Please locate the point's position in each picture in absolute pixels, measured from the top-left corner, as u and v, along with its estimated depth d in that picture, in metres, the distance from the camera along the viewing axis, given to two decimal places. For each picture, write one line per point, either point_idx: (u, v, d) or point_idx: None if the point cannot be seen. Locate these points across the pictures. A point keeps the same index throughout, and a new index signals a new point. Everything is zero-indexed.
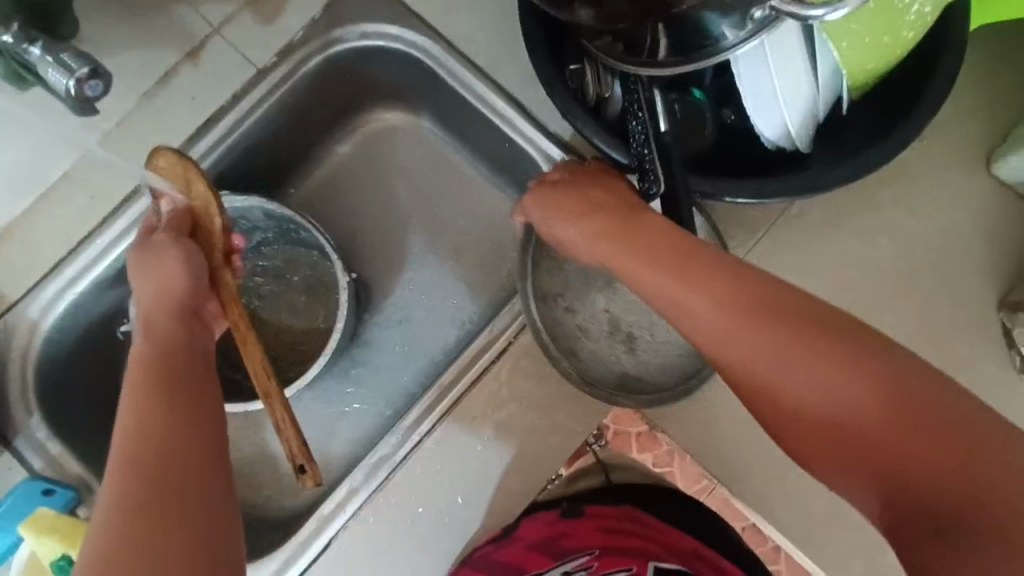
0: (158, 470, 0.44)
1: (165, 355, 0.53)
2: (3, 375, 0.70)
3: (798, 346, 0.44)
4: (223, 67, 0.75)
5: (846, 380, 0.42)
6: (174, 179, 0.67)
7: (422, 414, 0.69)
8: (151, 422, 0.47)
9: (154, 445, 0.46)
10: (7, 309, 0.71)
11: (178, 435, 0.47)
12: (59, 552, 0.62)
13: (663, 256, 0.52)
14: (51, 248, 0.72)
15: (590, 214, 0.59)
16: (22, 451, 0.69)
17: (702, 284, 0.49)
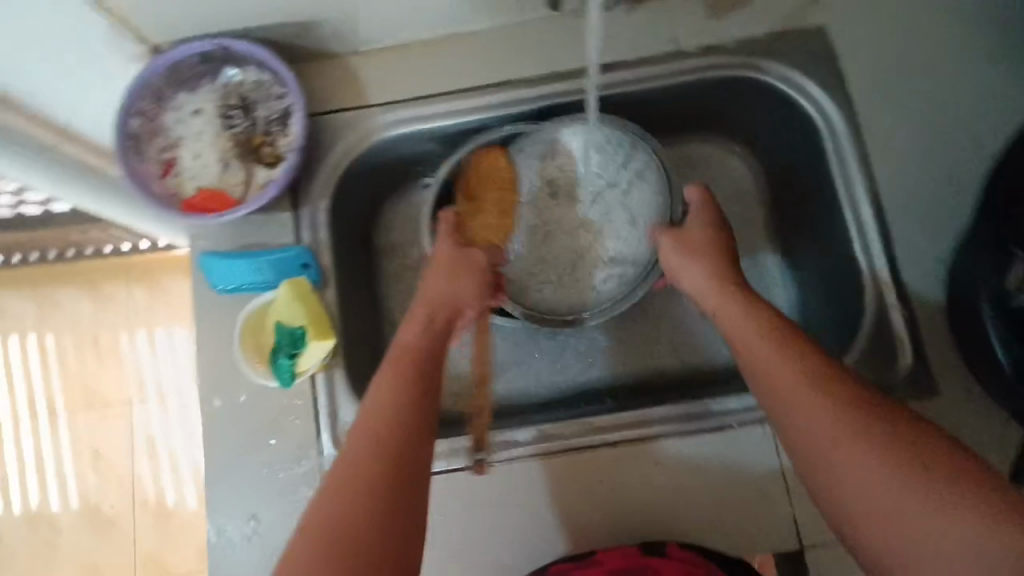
0: (385, 467, 0.53)
1: (411, 346, 0.63)
2: (324, 154, 0.77)
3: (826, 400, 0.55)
4: (651, 29, 0.77)
5: (862, 430, 0.52)
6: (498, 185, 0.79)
7: (591, 430, 0.72)
8: (393, 404, 0.57)
9: (384, 428, 0.56)
10: (360, 107, 0.78)
11: (409, 420, 0.57)
12: (298, 320, 0.71)
13: (780, 353, 0.59)
14: (423, 83, 0.78)
15: (719, 274, 0.70)
16: (300, 220, 0.76)
17: (794, 364, 0.58)
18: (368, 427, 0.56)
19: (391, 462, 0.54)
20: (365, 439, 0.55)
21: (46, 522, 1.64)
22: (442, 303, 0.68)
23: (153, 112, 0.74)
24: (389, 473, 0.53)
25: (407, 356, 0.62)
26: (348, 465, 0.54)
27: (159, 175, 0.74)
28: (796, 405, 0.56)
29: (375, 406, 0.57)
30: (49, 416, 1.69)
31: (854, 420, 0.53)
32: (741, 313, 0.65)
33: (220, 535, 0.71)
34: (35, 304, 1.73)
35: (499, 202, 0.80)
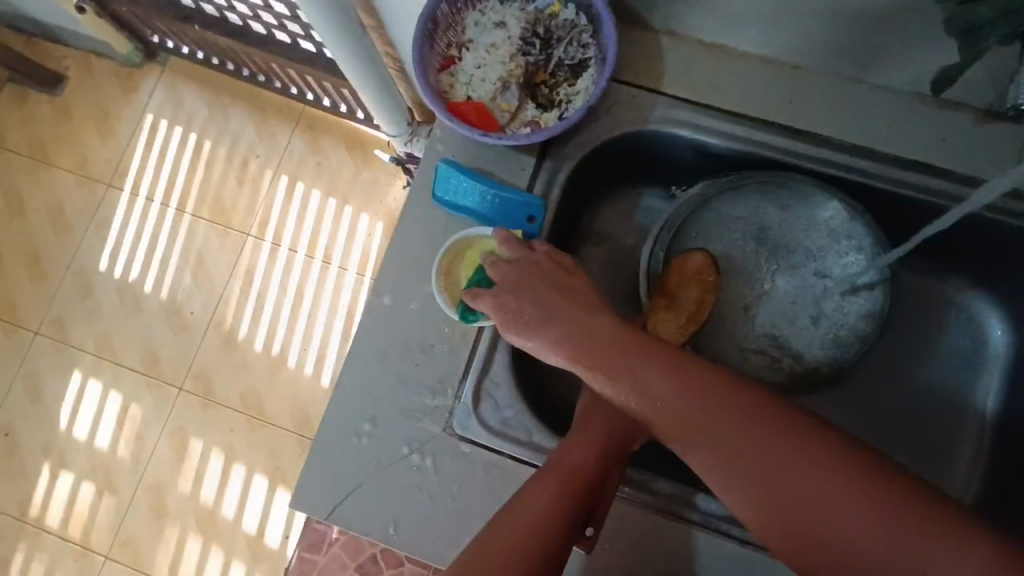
0: (514, 546, 0.57)
1: (576, 461, 0.62)
2: (596, 118, 0.73)
3: (835, 495, 0.52)
4: (991, 151, 0.68)
5: (870, 517, 0.51)
6: (691, 280, 0.71)
7: (711, 508, 0.65)
8: (555, 516, 0.59)
9: (545, 527, 0.59)
10: (652, 89, 0.73)
11: (570, 524, 0.59)
12: None
13: (703, 394, 0.57)
14: (724, 94, 0.73)
15: (625, 341, 0.62)
16: (541, 171, 0.73)
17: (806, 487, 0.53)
18: (523, 529, 0.58)
19: (552, 558, 0.58)
20: (520, 540, 0.58)
21: (133, 298, 1.74)
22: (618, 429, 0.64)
23: (461, 6, 0.72)
24: (549, 564, 0.58)
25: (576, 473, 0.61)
26: (503, 554, 0.57)
27: (437, 69, 0.73)
28: (817, 520, 0.52)
29: (532, 513, 0.59)
30: (176, 210, 1.78)
31: (798, 467, 0.53)
32: (756, 439, 0.55)
33: (334, 422, 0.70)
34: (209, 108, 1.81)
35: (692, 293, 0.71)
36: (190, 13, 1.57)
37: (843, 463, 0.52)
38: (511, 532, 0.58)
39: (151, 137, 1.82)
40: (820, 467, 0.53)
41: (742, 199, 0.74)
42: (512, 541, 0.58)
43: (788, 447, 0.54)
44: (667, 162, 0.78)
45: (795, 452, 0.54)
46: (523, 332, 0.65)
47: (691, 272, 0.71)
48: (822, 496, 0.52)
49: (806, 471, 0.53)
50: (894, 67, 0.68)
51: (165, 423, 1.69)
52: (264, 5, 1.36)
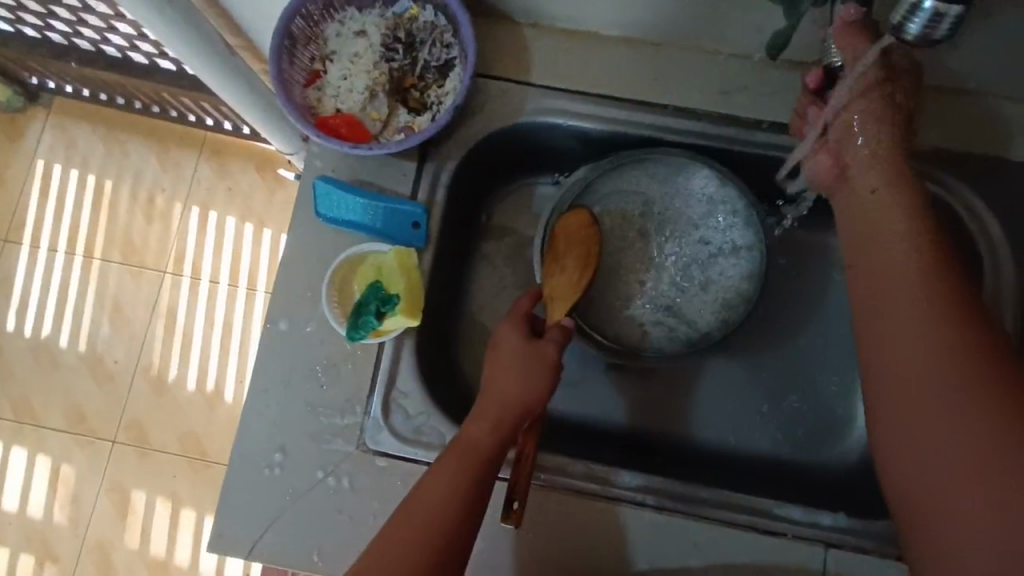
0: (424, 516, 0.58)
1: (473, 442, 0.61)
2: (470, 116, 0.74)
3: (926, 345, 0.51)
4: None
5: (921, 393, 0.49)
6: (573, 239, 0.70)
7: (622, 482, 0.68)
8: (457, 488, 0.59)
9: (451, 499, 0.59)
10: (521, 82, 0.74)
11: (474, 496, 0.60)
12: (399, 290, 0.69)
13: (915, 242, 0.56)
14: (591, 79, 0.74)
15: None
16: (423, 174, 0.73)
17: (928, 303, 0.52)
18: (430, 505, 0.59)
19: (462, 527, 0.59)
20: (423, 512, 0.58)
21: (49, 355, 1.65)
22: (517, 399, 0.64)
23: (317, 18, 0.71)
24: (461, 533, 0.58)
25: (473, 452, 0.61)
26: (404, 530, 0.58)
27: (302, 84, 0.71)
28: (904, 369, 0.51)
29: (434, 488, 0.59)
30: (82, 257, 1.69)
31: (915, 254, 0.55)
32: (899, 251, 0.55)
33: (243, 458, 0.68)
34: (104, 146, 1.73)
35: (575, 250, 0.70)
36: (64, 50, 1.49)
37: (948, 318, 0.51)
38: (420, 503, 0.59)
39: (44, 184, 1.72)
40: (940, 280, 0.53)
41: (622, 179, 0.76)
42: (418, 512, 0.58)
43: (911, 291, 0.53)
44: (550, 151, 0.79)
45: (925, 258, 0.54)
46: None
47: (570, 232, 0.70)
48: (951, 335, 0.50)
49: (938, 300, 0.52)
50: (743, 36, 0.71)
51: (102, 480, 1.61)
52: (138, 35, 1.30)
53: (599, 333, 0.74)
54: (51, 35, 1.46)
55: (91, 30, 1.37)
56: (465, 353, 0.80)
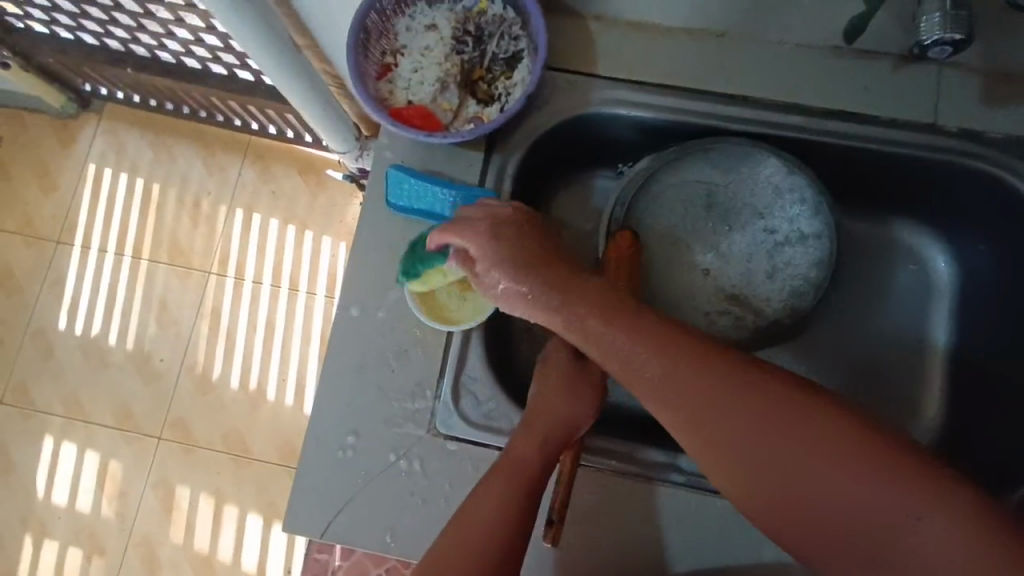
0: (471, 541, 0.57)
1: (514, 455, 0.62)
2: (537, 107, 0.75)
3: (756, 431, 0.54)
4: (912, 94, 0.72)
5: (822, 468, 0.52)
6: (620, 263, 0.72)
7: (691, 469, 0.68)
8: (505, 506, 0.59)
9: (506, 514, 0.59)
10: (587, 73, 0.75)
11: (522, 514, 0.60)
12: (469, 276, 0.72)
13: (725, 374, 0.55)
14: (655, 70, 0.75)
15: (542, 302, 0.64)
16: (491, 164, 0.74)
17: (748, 409, 0.54)
18: (482, 519, 0.58)
19: (512, 544, 0.59)
20: (470, 532, 0.58)
21: (98, 353, 1.70)
22: (564, 420, 0.64)
23: (390, 13, 0.72)
24: (509, 552, 0.58)
25: (516, 466, 0.61)
26: (456, 542, 0.58)
27: (375, 77, 0.73)
28: (724, 446, 0.55)
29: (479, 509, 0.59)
30: (132, 258, 1.74)
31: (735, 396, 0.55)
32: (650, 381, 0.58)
33: (316, 441, 0.69)
34: (154, 150, 1.78)
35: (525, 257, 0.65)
36: (120, 56, 1.54)
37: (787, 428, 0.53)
38: (465, 525, 0.58)
39: (96, 187, 1.78)
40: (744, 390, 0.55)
41: (687, 169, 0.76)
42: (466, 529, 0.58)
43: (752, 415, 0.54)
44: (612, 143, 0.80)
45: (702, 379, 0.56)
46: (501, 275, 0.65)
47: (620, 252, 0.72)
48: (793, 420, 0.53)
49: (753, 405, 0.54)
50: (811, 25, 0.71)
51: (147, 475, 1.64)
52: (195, 39, 1.35)
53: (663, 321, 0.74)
54: (108, 42, 1.51)
55: (149, 36, 1.42)
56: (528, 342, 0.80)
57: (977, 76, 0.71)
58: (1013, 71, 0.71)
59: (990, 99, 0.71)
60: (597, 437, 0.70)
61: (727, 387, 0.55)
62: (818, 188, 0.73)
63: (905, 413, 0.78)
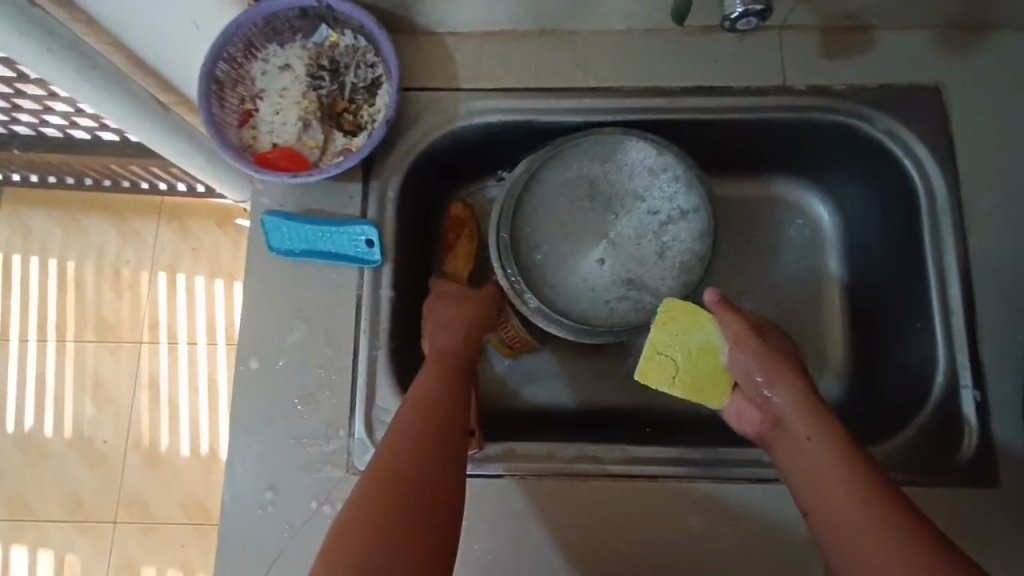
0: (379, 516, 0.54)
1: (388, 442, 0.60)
2: (407, 129, 0.75)
3: (871, 539, 0.51)
4: (761, 60, 0.74)
5: None
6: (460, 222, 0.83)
7: (610, 457, 0.68)
8: (406, 462, 0.58)
9: (406, 475, 0.57)
10: (450, 88, 0.76)
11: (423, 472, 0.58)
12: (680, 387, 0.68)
13: (872, 508, 0.52)
14: (517, 75, 0.76)
15: (805, 403, 0.61)
16: (370, 192, 0.74)
17: (869, 521, 0.52)
18: (386, 465, 0.58)
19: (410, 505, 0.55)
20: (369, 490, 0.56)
21: (35, 447, 1.62)
22: (456, 327, 0.72)
23: (240, 59, 0.72)
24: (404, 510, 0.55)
25: (377, 469, 0.58)
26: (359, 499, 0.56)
27: (236, 125, 0.72)
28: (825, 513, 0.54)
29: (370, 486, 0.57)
30: (56, 342, 1.67)
31: (873, 523, 0.51)
32: (823, 455, 0.57)
33: (235, 502, 0.67)
34: (61, 228, 1.71)
35: (761, 359, 0.64)
36: (4, 139, 1.48)
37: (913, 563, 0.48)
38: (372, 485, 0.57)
39: (6, 276, 1.70)
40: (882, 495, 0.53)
41: (565, 165, 0.77)
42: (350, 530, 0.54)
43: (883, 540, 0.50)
44: (491, 151, 0.81)
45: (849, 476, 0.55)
46: (761, 372, 0.64)
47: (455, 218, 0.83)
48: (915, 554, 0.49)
49: (882, 521, 0.51)
50: (655, 9, 0.73)
51: (109, 563, 1.58)
52: (76, 110, 1.30)
53: (563, 316, 0.75)
54: None
55: (28, 115, 1.36)
56: None
57: (817, 34, 0.75)
58: (848, 25, 0.74)
59: (832, 54, 0.74)
60: (515, 444, 0.69)
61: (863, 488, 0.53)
62: (688, 161, 0.75)
63: (813, 363, 0.81)
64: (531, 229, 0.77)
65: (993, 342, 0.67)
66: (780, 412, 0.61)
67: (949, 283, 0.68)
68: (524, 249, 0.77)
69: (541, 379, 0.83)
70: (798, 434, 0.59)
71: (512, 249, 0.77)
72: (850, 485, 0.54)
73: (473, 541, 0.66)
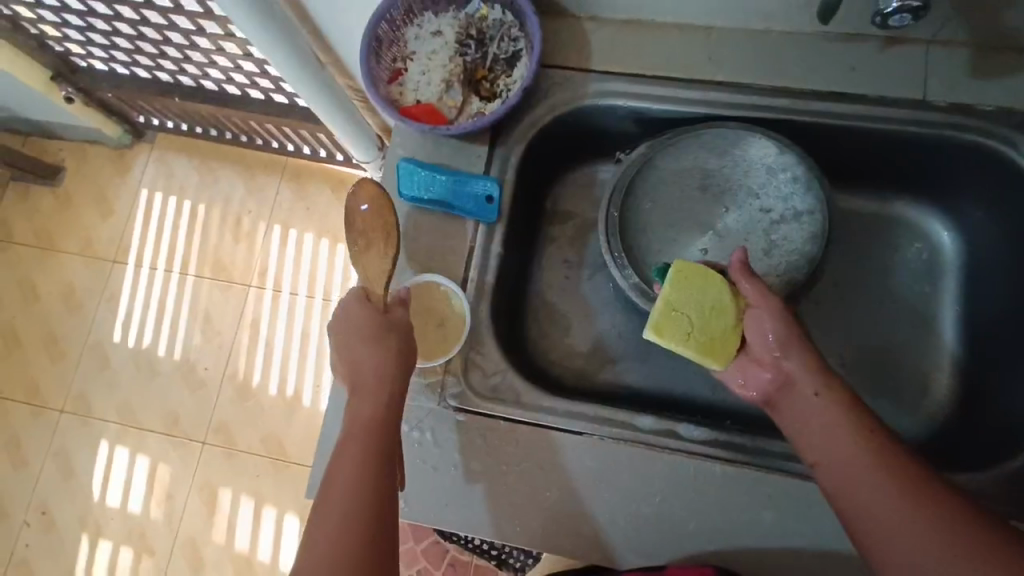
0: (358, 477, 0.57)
1: (359, 421, 0.61)
2: (537, 102, 0.80)
3: (877, 479, 0.53)
4: (900, 71, 0.74)
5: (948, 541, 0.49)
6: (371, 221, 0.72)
7: (689, 435, 0.70)
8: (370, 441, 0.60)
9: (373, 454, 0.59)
10: (584, 69, 0.80)
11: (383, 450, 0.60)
12: (687, 348, 0.67)
13: (874, 451, 0.54)
14: (649, 63, 0.79)
15: (809, 358, 0.61)
16: (495, 155, 0.80)
17: (873, 461, 0.54)
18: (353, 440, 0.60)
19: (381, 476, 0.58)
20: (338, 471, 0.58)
21: (148, 363, 1.81)
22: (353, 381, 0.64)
23: (399, 22, 0.80)
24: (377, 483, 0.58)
25: (350, 441, 0.60)
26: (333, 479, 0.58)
27: (386, 81, 0.80)
28: (848, 495, 0.54)
29: (344, 479, 0.57)
30: (180, 274, 1.86)
31: (876, 464, 0.54)
32: (840, 433, 0.56)
33: (336, 413, 0.74)
34: (199, 174, 1.91)
35: (773, 314, 0.63)
36: (169, 88, 1.68)
37: (916, 495, 0.51)
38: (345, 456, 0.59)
39: (148, 210, 1.91)
40: (906, 472, 0.53)
41: (683, 154, 0.80)
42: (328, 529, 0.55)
43: (888, 480, 0.53)
44: (611, 133, 0.85)
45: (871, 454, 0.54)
46: (770, 326, 0.63)
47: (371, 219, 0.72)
48: (918, 490, 0.52)
49: (885, 460, 0.54)
50: (796, 11, 0.74)
51: (192, 479, 1.73)
52: (234, 67, 1.46)
53: (659, 297, 0.77)
54: (158, 74, 1.65)
55: (194, 68, 1.54)
56: (534, 323, 0.87)
57: (965, 50, 0.73)
58: (1001, 46, 0.72)
59: (980, 73, 0.72)
60: (598, 407, 0.72)
61: (888, 467, 0.53)
62: (810, 164, 0.75)
63: (915, 387, 0.78)
64: (640, 210, 0.80)
65: None
66: (791, 374, 0.61)
67: None
68: (630, 229, 0.80)
69: (626, 358, 0.85)
70: (814, 410, 0.58)
71: (619, 227, 0.80)
72: (853, 431, 0.56)
73: (547, 489, 0.69)
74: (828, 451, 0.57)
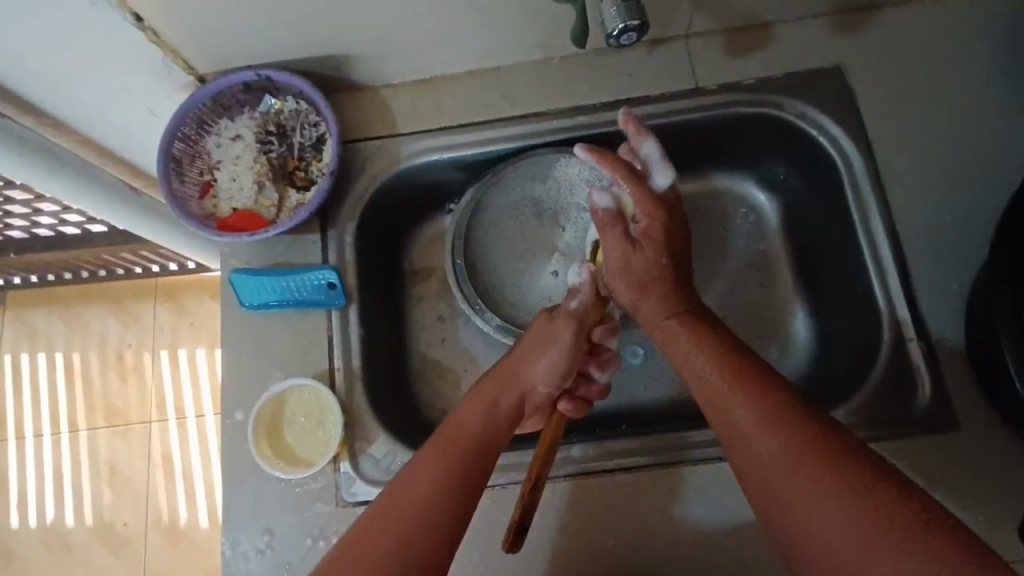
0: (455, 444, 0.60)
1: (466, 422, 0.62)
2: (356, 178, 0.81)
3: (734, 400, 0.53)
4: (671, 67, 0.80)
5: (817, 475, 0.47)
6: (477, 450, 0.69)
7: (580, 455, 0.71)
8: (480, 424, 0.62)
9: (475, 441, 0.61)
10: (391, 135, 0.82)
11: (464, 470, 0.58)
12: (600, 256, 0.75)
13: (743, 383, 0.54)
14: (450, 114, 0.82)
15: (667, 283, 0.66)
16: (329, 240, 0.79)
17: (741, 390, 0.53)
18: (466, 421, 0.62)
19: (464, 481, 0.58)
20: (438, 451, 0.59)
21: (60, 539, 1.64)
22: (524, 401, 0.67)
23: (194, 136, 0.78)
24: (465, 482, 0.57)
25: (456, 424, 0.62)
26: (436, 449, 0.59)
27: (197, 197, 0.78)
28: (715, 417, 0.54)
29: (431, 474, 0.57)
30: (69, 432, 1.71)
31: (749, 388, 0.53)
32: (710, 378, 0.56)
33: (235, 549, 0.70)
34: (64, 322, 1.77)
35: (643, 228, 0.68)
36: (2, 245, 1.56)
37: (783, 426, 0.50)
38: (451, 436, 0.61)
39: (16, 376, 1.75)
40: (843, 465, 0.47)
41: (508, 188, 0.82)
42: (385, 526, 0.53)
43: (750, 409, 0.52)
44: (439, 186, 0.86)
45: (788, 426, 0.50)
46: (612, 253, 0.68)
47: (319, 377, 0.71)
48: (791, 430, 0.49)
49: (753, 390, 0.53)
50: (565, 38, 0.79)
51: None
52: (63, 208, 1.38)
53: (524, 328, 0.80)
54: None
55: (21, 219, 1.45)
56: (421, 387, 0.86)
57: (719, 36, 0.80)
58: (746, 25, 0.80)
59: (736, 52, 0.80)
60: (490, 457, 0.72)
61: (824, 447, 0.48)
62: None
63: (778, 340, 0.83)
64: (486, 251, 0.82)
65: (930, 296, 0.70)
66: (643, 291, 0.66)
67: (876, 246, 0.72)
68: (481, 272, 0.82)
69: None
70: (729, 396, 0.54)
71: (469, 275, 0.81)
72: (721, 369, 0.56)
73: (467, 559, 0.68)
74: (742, 434, 0.52)
